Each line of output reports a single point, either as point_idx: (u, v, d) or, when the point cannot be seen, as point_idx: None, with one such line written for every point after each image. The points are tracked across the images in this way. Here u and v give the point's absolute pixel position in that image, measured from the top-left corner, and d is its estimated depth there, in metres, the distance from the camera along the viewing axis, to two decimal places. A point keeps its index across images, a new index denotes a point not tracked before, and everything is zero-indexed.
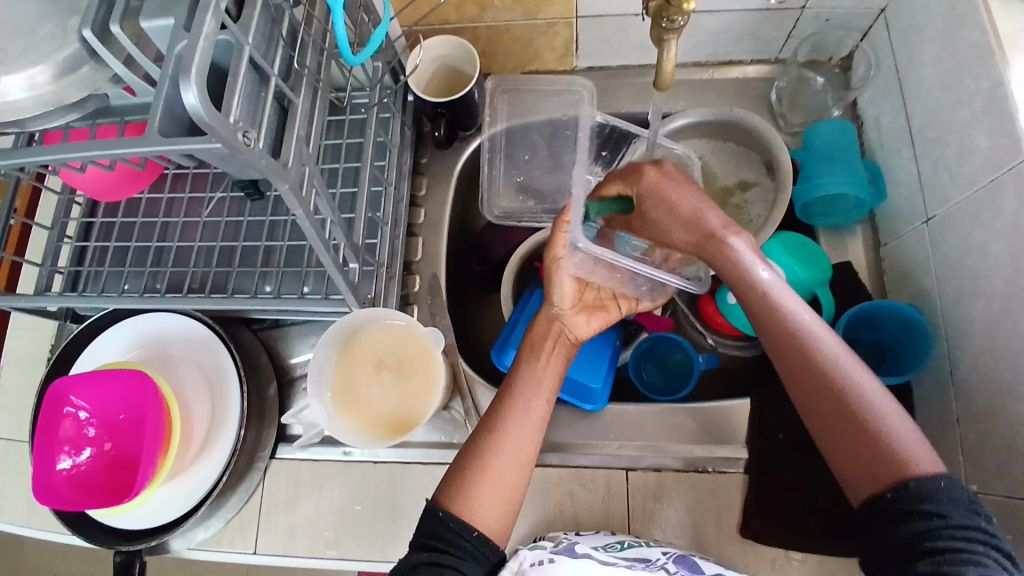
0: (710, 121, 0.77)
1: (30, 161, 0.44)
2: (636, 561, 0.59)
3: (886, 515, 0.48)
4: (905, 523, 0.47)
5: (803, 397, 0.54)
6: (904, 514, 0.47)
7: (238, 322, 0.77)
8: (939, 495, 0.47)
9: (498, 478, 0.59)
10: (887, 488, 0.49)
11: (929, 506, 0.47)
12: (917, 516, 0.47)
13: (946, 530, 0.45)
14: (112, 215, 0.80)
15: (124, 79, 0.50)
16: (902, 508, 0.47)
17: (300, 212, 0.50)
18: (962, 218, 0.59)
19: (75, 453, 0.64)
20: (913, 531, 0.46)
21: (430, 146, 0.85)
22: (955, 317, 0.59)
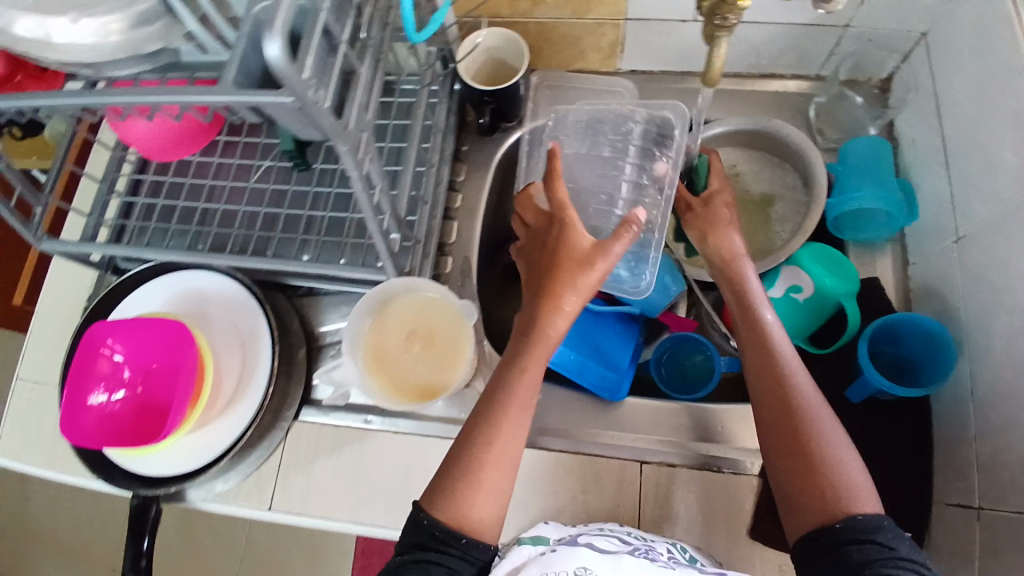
0: (747, 132, 0.80)
1: (113, 103, 0.46)
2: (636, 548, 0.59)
3: (830, 542, 0.50)
4: (849, 551, 0.49)
5: (772, 423, 0.58)
6: (852, 547, 0.49)
7: (274, 287, 0.79)
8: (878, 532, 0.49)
9: (489, 477, 0.60)
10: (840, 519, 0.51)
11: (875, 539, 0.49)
12: (866, 546, 0.49)
13: (894, 561, 0.48)
14: (161, 174, 0.83)
15: (198, 37, 0.52)
16: (848, 537, 0.50)
17: (356, 174, 0.52)
18: (992, 236, 0.60)
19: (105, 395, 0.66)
20: (858, 560, 0.48)
21: (471, 134, 0.88)
22: (978, 335, 0.60)
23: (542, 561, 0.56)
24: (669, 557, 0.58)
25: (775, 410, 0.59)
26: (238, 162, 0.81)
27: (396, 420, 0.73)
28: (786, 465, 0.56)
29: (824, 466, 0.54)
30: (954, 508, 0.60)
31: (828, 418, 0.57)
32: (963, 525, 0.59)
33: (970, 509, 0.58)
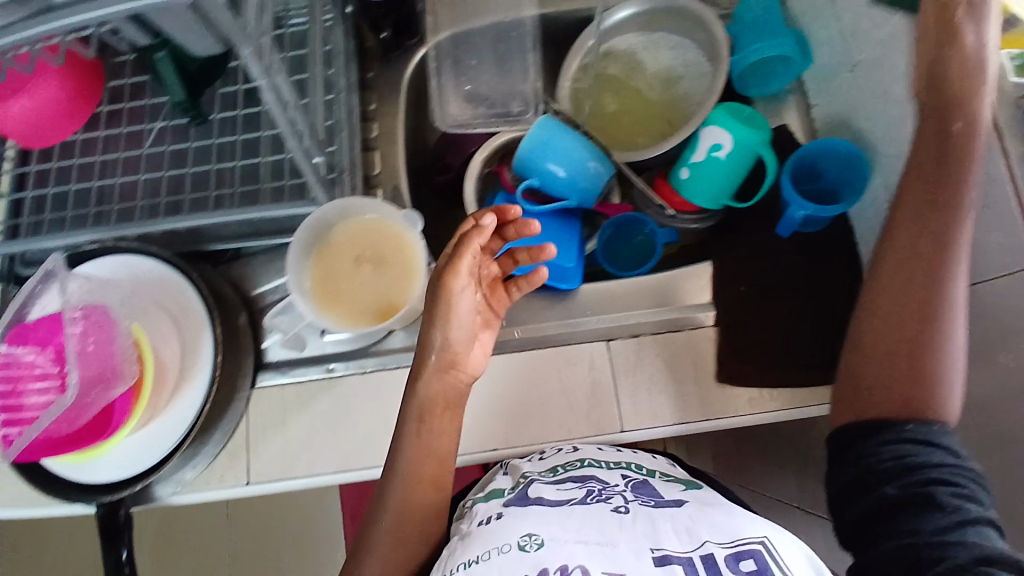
0: (646, 13, 0.78)
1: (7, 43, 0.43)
2: (593, 486, 0.60)
3: (864, 440, 0.56)
4: (882, 449, 0.55)
5: (910, 288, 0.56)
6: (919, 442, 0.54)
7: (200, 258, 0.74)
8: (917, 430, 0.54)
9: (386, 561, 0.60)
10: (906, 420, 0.55)
11: (941, 444, 0.54)
12: (931, 446, 0.53)
13: (940, 468, 0.52)
14: (46, 161, 0.70)
15: None
16: (890, 437, 0.55)
17: (263, 81, 0.46)
18: (886, 54, 0.62)
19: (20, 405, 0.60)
20: (877, 450, 0.55)
21: (376, 60, 0.77)
22: (887, 145, 0.63)
23: (490, 532, 0.55)
24: (619, 498, 0.59)
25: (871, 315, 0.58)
26: (125, 131, 0.69)
27: (360, 363, 0.71)
28: (873, 357, 0.57)
29: (922, 364, 0.55)
30: None
31: (958, 310, 0.55)
32: None
33: None
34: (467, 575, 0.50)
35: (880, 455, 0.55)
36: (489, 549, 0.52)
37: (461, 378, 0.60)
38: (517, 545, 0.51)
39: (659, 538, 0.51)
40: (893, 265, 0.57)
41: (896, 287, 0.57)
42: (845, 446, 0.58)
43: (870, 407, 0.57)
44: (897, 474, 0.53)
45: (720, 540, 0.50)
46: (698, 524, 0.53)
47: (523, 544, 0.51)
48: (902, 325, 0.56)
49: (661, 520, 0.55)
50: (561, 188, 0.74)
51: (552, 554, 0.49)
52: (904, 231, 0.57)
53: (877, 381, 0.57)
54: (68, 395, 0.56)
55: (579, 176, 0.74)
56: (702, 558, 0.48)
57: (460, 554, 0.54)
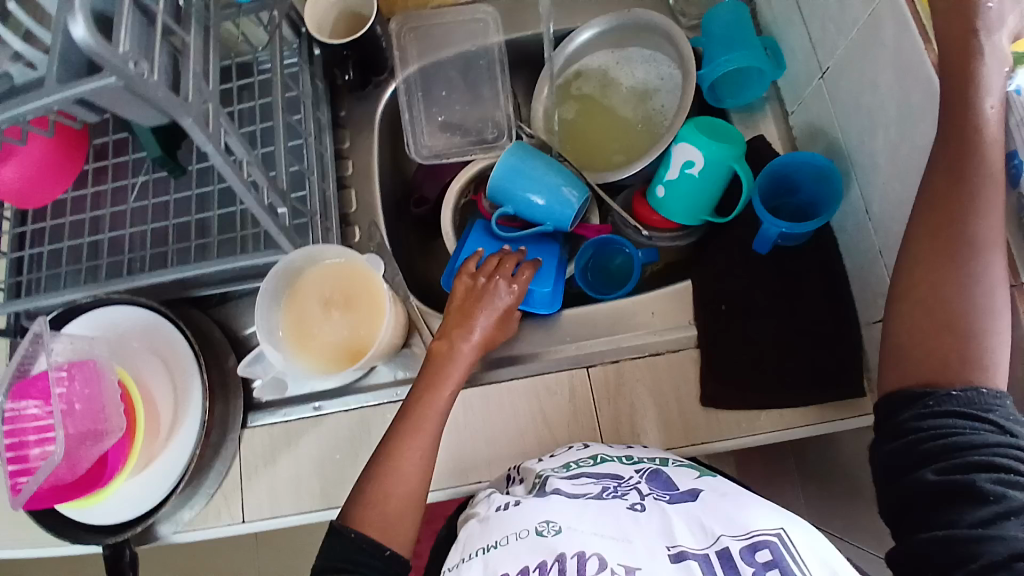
0: (615, 29, 0.77)
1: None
2: (609, 480, 0.55)
3: (899, 411, 0.49)
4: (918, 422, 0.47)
5: (928, 209, 0.49)
6: (965, 419, 0.46)
7: (188, 304, 0.76)
8: (965, 399, 0.46)
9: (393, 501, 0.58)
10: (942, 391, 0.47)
11: (992, 417, 0.45)
12: (979, 423, 0.45)
13: (980, 446, 0.44)
14: (40, 220, 0.74)
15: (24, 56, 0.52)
16: (923, 408, 0.47)
17: (211, 148, 0.49)
18: (851, 62, 0.60)
19: (23, 460, 0.62)
20: (908, 422, 0.48)
21: (347, 97, 0.78)
22: (860, 155, 0.61)
23: (507, 519, 0.52)
24: (636, 493, 0.53)
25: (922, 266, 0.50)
26: (111, 186, 0.73)
27: (345, 400, 0.72)
28: (907, 299, 0.50)
29: (945, 299, 0.48)
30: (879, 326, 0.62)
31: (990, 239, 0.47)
32: None
33: None
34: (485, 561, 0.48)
35: (919, 429, 0.47)
36: (505, 535, 0.50)
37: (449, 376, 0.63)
38: (533, 531, 0.48)
39: (674, 534, 0.47)
40: (930, 184, 0.49)
41: (937, 215, 0.49)
42: (887, 418, 0.50)
43: (909, 374, 0.49)
44: (939, 448, 0.45)
45: (734, 531, 0.45)
46: (714, 517, 0.48)
47: (542, 529, 0.48)
48: (926, 268, 0.49)
49: (678, 516, 0.49)
50: (535, 213, 0.74)
51: (567, 540, 0.46)
52: (947, 151, 0.48)
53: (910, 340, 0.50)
54: (55, 454, 0.57)
55: (552, 200, 0.72)
56: (719, 555, 0.44)
57: (476, 539, 0.52)
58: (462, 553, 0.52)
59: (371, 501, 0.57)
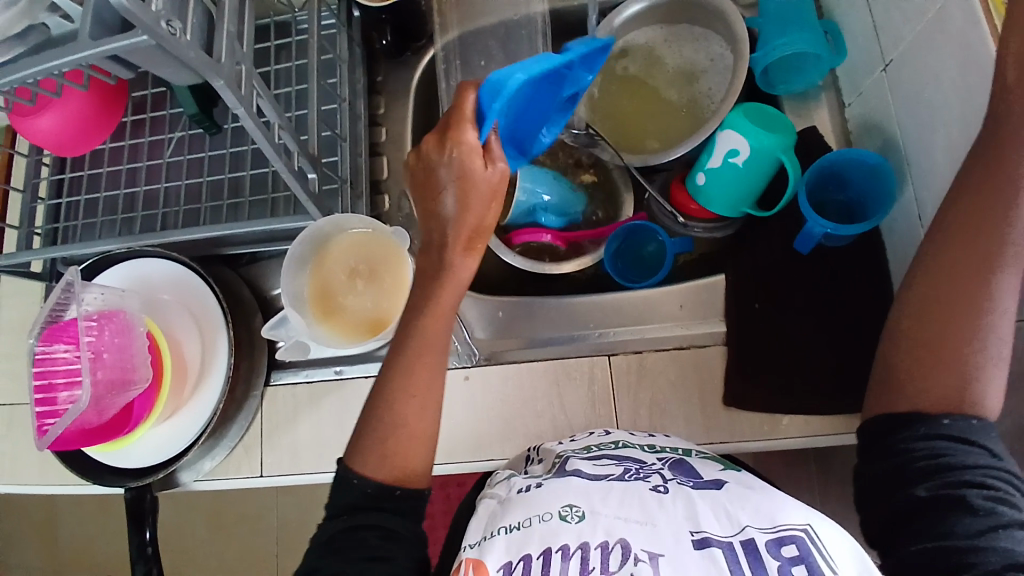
0: (664, 4, 0.73)
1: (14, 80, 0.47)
2: (631, 465, 0.55)
3: (888, 434, 0.48)
4: (913, 449, 0.46)
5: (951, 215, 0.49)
6: (956, 445, 0.46)
7: (218, 261, 0.77)
8: (954, 428, 0.46)
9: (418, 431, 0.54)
10: (943, 415, 0.46)
11: (979, 442, 0.46)
12: (970, 447, 0.46)
13: (981, 467, 0.45)
14: (80, 169, 0.76)
15: (60, 7, 0.53)
16: (918, 434, 0.47)
17: (242, 111, 0.48)
18: (916, 52, 0.55)
19: (53, 403, 0.64)
20: (902, 446, 0.47)
21: (384, 62, 0.76)
22: (917, 155, 0.57)
23: (530, 499, 0.50)
24: (659, 477, 0.53)
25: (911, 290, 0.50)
26: (149, 140, 0.73)
27: (365, 366, 0.72)
28: (918, 328, 0.49)
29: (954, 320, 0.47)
30: None
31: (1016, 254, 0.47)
32: None
33: None
34: (509, 540, 0.46)
35: (914, 452, 0.46)
36: (529, 516, 0.47)
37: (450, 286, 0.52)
38: (557, 515, 0.47)
39: (699, 519, 0.45)
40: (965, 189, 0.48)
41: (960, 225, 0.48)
42: (875, 440, 0.49)
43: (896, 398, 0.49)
44: (936, 470, 0.45)
45: (762, 525, 0.44)
46: (740, 508, 0.47)
47: (565, 514, 0.47)
48: (956, 276, 0.48)
49: (701, 501, 0.48)
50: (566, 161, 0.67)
51: (590, 526, 0.45)
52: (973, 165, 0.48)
53: (899, 362, 0.50)
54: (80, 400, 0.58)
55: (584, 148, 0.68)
56: (743, 545, 0.42)
57: (498, 518, 0.50)
58: (484, 530, 0.49)
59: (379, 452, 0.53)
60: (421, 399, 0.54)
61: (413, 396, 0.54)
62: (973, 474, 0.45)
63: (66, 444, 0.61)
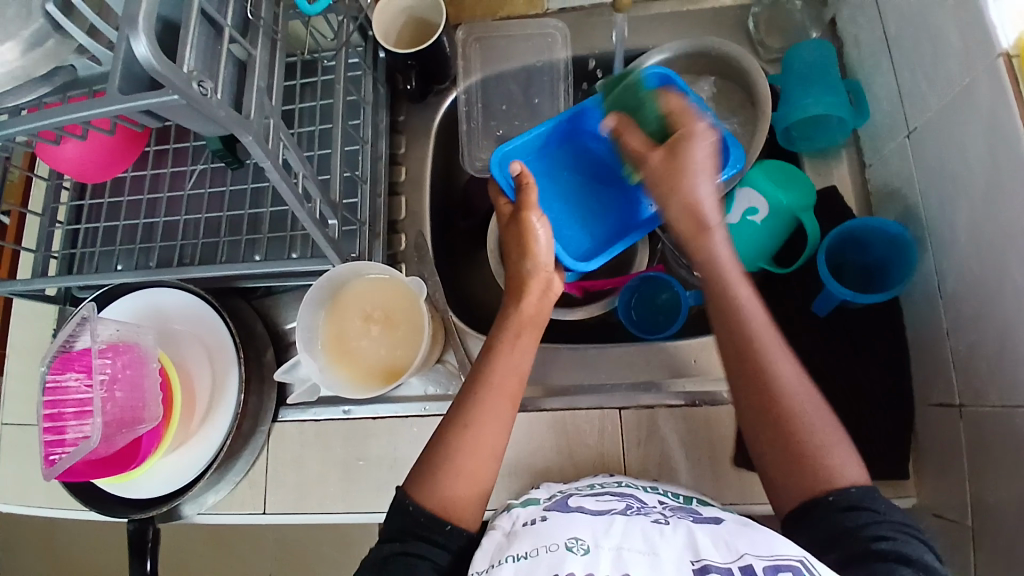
0: (687, 56, 0.73)
1: (42, 123, 0.46)
2: (633, 503, 0.54)
3: (807, 515, 0.50)
4: (837, 519, 0.48)
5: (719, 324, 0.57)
6: (845, 512, 0.48)
7: (232, 293, 0.78)
8: (857, 494, 0.49)
9: (468, 464, 0.55)
10: (827, 491, 0.50)
11: (869, 504, 0.48)
12: (859, 512, 0.48)
13: (884, 521, 0.47)
14: (100, 196, 0.76)
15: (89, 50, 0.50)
16: (834, 508, 0.49)
17: (269, 164, 0.49)
18: (940, 125, 0.55)
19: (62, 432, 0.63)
20: (826, 521, 0.48)
21: (405, 102, 0.77)
22: (939, 228, 0.57)
23: (536, 532, 0.49)
24: (660, 514, 0.52)
25: (749, 385, 0.54)
26: (171, 170, 0.74)
27: (374, 407, 0.72)
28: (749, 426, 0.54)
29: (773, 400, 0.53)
30: (936, 409, 0.58)
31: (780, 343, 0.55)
32: (947, 424, 0.58)
33: (952, 405, 0.56)
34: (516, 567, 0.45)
35: (842, 522, 0.48)
36: (537, 548, 0.47)
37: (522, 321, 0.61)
38: (564, 547, 0.46)
39: (698, 549, 0.45)
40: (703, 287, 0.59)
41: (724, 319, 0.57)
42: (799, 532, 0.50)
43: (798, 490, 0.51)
44: (835, 537, 0.47)
45: (759, 552, 0.44)
46: (741, 540, 0.46)
47: (572, 545, 0.46)
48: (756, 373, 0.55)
49: (701, 534, 0.48)
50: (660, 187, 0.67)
51: (596, 555, 0.45)
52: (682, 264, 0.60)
53: None
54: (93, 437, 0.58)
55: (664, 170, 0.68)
56: (742, 570, 0.42)
57: (505, 549, 0.49)
58: (492, 559, 0.48)
59: (432, 474, 0.55)
60: (475, 427, 0.56)
61: (465, 425, 0.56)
62: (872, 533, 0.47)
63: (75, 475, 0.61)
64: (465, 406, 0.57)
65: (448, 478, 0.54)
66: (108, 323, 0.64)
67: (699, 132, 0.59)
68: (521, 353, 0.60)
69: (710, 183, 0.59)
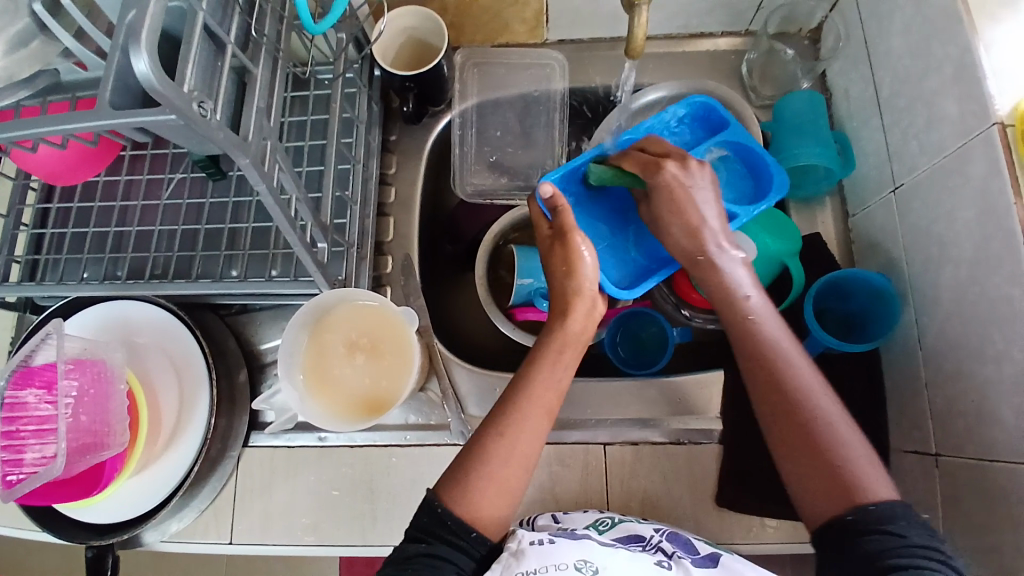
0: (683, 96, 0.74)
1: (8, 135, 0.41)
2: (633, 539, 0.55)
3: (843, 539, 0.47)
4: (861, 542, 0.46)
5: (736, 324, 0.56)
6: (865, 535, 0.46)
7: (206, 308, 0.75)
8: (879, 513, 0.46)
9: (500, 470, 0.53)
10: (847, 510, 0.47)
11: (887, 526, 0.46)
12: (876, 536, 0.46)
13: (907, 548, 0.45)
14: (69, 200, 0.72)
15: (75, 53, 0.47)
16: (859, 530, 0.46)
17: (264, 188, 0.47)
18: (929, 185, 0.57)
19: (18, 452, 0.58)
20: (859, 549, 0.46)
21: (399, 122, 0.76)
22: (922, 284, 0.58)
23: (541, 552, 0.50)
24: (662, 553, 0.53)
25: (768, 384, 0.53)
26: (148, 178, 0.71)
27: (351, 435, 0.70)
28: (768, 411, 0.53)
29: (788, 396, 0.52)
30: (912, 457, 0.60)
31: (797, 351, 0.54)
32: (921, 473, 0.59)
33: (927, 456, 0.58)
34: None
35: (869, 546, 0.45)
36: (546, 567, 0.48)
37: (562, 340, 0.58)
38: (574, 567, 0.48)
39: None
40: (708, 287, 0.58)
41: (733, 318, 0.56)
42: (830, 549, 0.48)
43: (817, 492, 0.49)
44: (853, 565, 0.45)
45: None
46: None
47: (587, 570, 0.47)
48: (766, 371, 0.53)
49: None
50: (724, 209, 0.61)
51: None
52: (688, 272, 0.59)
53: None
54: (58, 464, 0.54)
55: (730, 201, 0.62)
56: None
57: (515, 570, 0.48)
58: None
59: (467, 482, 0.52)
60: (509, 437, 0.54)
61: (503, 433, 0.54)
62: (888, 561, 0.44)
63: (36, 499, 0.57)
64: (506, 413, 0.55)
65: (479, 481, 0.52)
66: (73, 338, 0.60)
67: (671, 177, 0.56)
68: (563, 369, 0.58)
69: (715, 212, 0.56)
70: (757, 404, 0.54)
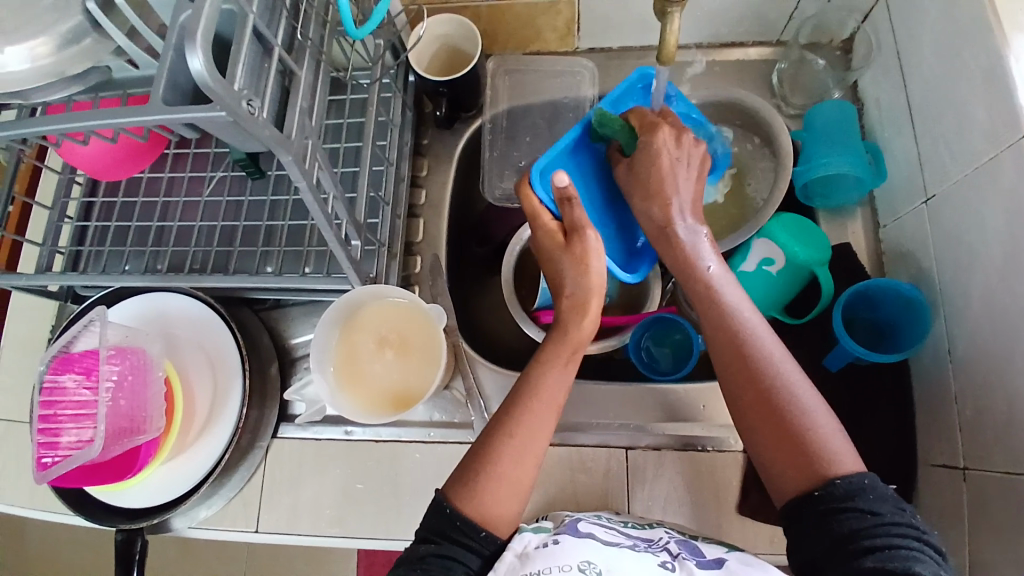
0: (712, 104, 0.75)
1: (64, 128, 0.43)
2: (641, 540, 0.55)
3: (816, 515, 0.46)
4: (836, 521, 0.45)
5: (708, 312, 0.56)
6: (836, 512, 0.45)
7: (240, 302, 0.77)
8: (849, 489, 0.45)
9: (511, 471, 0.54)
10: (815, 485, 0.47)
11: (857, 503, 0.45)
12: (849, 513, 0.44)
13: (880, 526, 0.43)
14: (113, 194, 0.76)
15: (127, 52, 0.48)
16: (831, 506, 0.45)
17: (304, 185, 0.48)
18: (960, 195, 0.57)
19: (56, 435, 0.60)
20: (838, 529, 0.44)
21: (431, 126, 0.78)
22: (953, 295, 0.58)
23: (546, 555, 0.50)
24: (667, 552, 0.53)
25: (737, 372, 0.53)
26: (189, 175, 0.74)
27: (377, 429, 0.71)
28: (740, 398, 0.52)
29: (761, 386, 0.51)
30: (940, 470, 0.59)
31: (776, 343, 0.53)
32: (949, 486, 0.58)
33: (956, 469, 0.57)
34: None
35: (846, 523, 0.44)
36: (548, 567, 0.48)
37: (575, 330, 0.60)
38: (576, 569, 0.47)
39: None
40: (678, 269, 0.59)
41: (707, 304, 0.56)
42: (801, 530, 0.47)
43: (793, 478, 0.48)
44: (827, 541, 0.44)
45: None
46: None
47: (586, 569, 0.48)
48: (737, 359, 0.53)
49: None
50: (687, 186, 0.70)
51: None
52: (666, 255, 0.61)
53: None
54: (96, 446, 0.56)
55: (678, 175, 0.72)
56: None
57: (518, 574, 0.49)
58: None
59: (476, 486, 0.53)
60: (518, 439, 0.55)
61: (513, 436, 0.55)
62: (864, 541, 0.43)
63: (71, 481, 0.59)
64: (512, 413, 0.56)
65: (489, 484, 0.53)
66: (115, 325, 0.63)
67: (662, 144, 0.60)
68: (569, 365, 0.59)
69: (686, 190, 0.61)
70: (721, 380, 0.54)
